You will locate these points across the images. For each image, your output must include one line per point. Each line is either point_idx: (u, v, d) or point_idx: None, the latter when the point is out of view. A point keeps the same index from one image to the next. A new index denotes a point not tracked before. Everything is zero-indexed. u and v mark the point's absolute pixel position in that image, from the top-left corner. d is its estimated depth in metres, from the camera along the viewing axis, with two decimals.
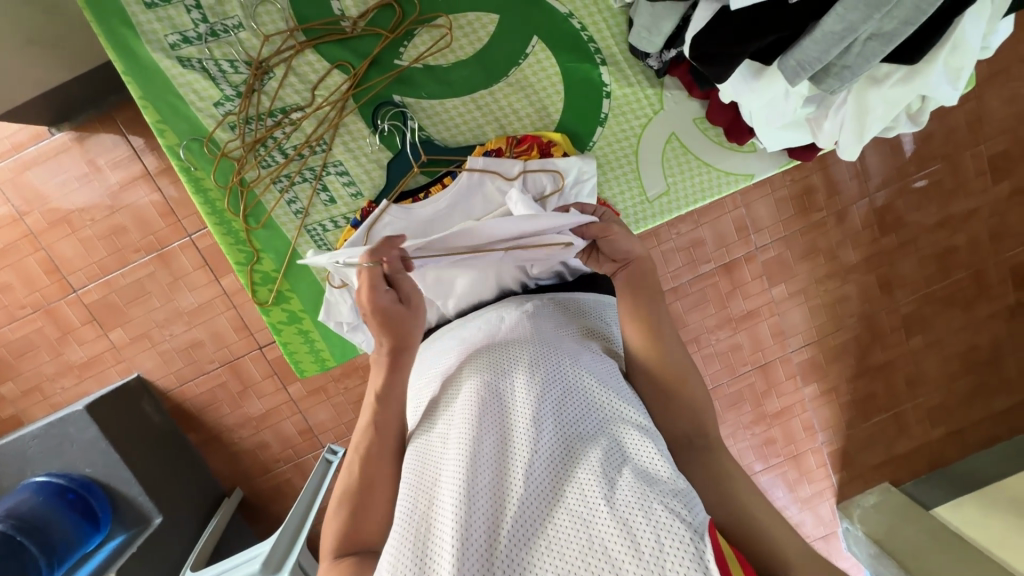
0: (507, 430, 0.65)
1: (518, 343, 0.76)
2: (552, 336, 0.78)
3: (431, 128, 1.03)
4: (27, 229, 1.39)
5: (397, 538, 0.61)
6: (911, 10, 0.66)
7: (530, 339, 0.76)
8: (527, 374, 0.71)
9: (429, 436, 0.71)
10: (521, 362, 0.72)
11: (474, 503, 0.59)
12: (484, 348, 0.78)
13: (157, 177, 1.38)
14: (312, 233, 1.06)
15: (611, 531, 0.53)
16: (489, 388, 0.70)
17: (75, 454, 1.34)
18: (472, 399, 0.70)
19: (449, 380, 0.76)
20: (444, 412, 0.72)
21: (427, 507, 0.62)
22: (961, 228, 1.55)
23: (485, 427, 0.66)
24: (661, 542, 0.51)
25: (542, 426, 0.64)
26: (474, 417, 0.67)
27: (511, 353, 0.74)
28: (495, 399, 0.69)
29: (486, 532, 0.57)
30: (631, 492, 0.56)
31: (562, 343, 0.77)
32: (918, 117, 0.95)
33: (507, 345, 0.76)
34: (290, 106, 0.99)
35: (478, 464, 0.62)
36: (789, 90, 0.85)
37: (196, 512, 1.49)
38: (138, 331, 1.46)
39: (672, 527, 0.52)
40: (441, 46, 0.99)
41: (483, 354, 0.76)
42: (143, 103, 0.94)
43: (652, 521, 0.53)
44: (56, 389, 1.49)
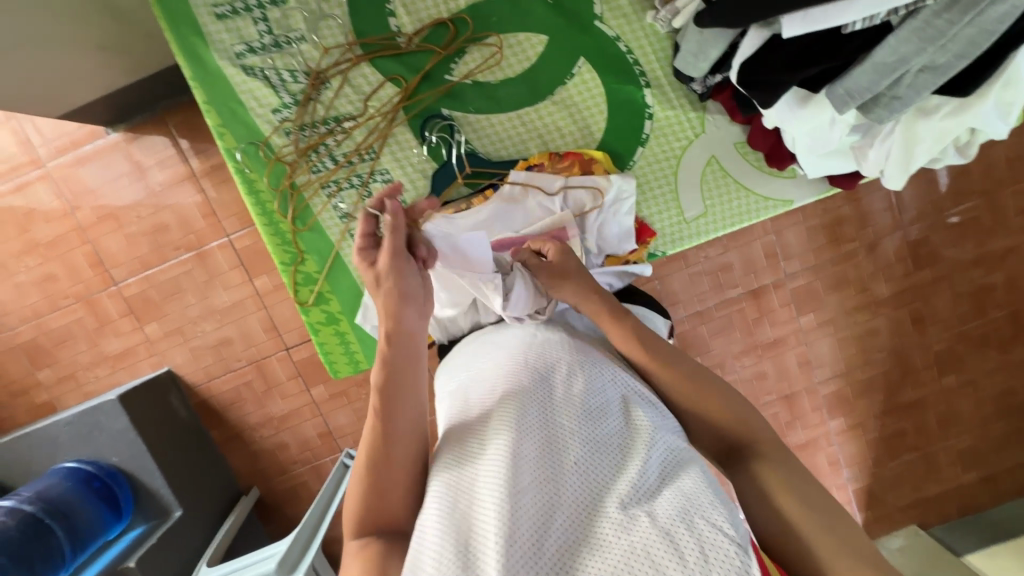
0: (546, 436, 0.64)
1: (553, 353, 0.76)
2: (589, 349, 0.79)
3: (476, 141, 1.06)
4: (77, 222, 1.46)
5: (430, 537, 0.58)
6: (965, 44, 0.67)
7: (567, 350, 0.76)
8: (566, 381, 0.71)
9: (461, 433, 0.70)
10: (561, 369, 0.73)
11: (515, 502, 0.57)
12: (520, 353, 0.78)
13: (201, 178, 1.44)
14: (356, 237, 1.09)
15: (655, 540, 0.52)
16: (527, 392, 0.70)
17: (105, 443, 1.37)
18: (510, 403, 0.69)
19: (484, 383, 0.75)
20: (476, 412, 0.71)
21: (463, 506, 0.60)
22: (999, 267, 1.51)
23: (524, 427, 0.65)
24: (707, 555, 0.51)
25: (581, 434, 0.64)
26: (513, 417, 0.66)
27: (548, 360, 0.74)
28: (531, 402, 0.68)
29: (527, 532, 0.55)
30: (674, 505, 0.56)
31: (598, 356, 0.77)
32: (965, 150, 0.94)
33: (544, 352, 0.77)
34: (343, 115, 1.03)
35: (518, 463, 0.61)
36: (835, 117, 0.85)
37: (214, 508, 1.50)
38: (171, 326, 1.51)
39: (716, 541, 0.52)
40: (491, 64, 1.02)
41: (519, 358, 0.76)
42: (207, 107, 0.99)
43: (696, 533, 0.53)
44: (89, 378, 1.53)
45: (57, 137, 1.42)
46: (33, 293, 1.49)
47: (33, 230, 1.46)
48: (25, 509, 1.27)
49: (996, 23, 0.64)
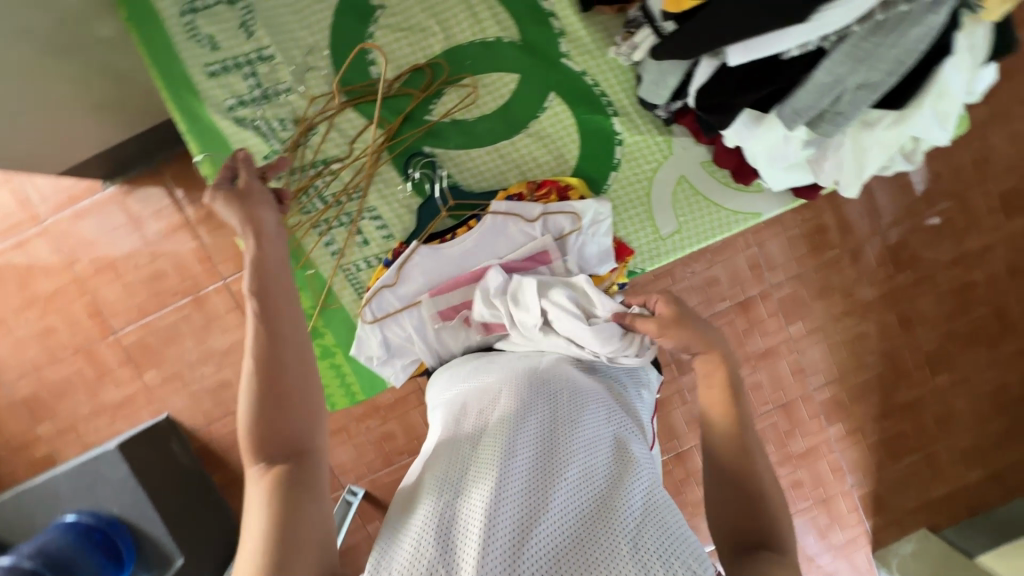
0: (541, 453, 0.67)
1: (554, 380, 0.79)
2: (588, 383, 0.82)
3: (458, 175, 1.11)
4: (76, 275, 1.49)
5: (417, 529, 0.61)
6: (893, 61, 0.74)
7: (567, 380, 0.80)
8: (567, 408, 0.74)
9: (458, 438, 0.73)
10: (563, 397, 0.76)
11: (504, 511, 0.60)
12: (524, 374, 0.81)
13: (198, 226, 1.48)
14: (347, 273, 1.12)
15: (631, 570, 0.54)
16: (527, 410, 0.73)
17: (106, 494, 1.36)
18: (509, 418, 0.72)
19: (487, 394, 0.79)
20: (476, 423, 0.74)
21: (451, 502, 0.63)
22: (977, 265, 1.56)
23: (521, 441, 0.68)
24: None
25: (574, 459, 0.66)
26: (512, 429, 0.69)
27: (549, 386, 0.78)
28: (529, 420, 0.71)
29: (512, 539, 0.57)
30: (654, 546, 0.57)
31: (597, 392, 0.80)
32: (912, 157, 0.99)
33: (548, 378, 0.80)
34: (331, 158, 1.07)
35: (510, 472, 0.64)
36: (788, 134, 0.91)
37: (217, 555, 1.49)
38: (171, 372, 1.52)
39: None
40: (467, 102, 1.08)
41: (523, 378, 0.80)
42: (201, 158, 1.04)
43: None
44: (89, 428, 1.53)
45: (56, 194, 1.46)
46: (33, 347, 1.51)
47: (33, 285, 1.49)
48: (24, 564, 1.29)
49: (917, 42, 0.71)
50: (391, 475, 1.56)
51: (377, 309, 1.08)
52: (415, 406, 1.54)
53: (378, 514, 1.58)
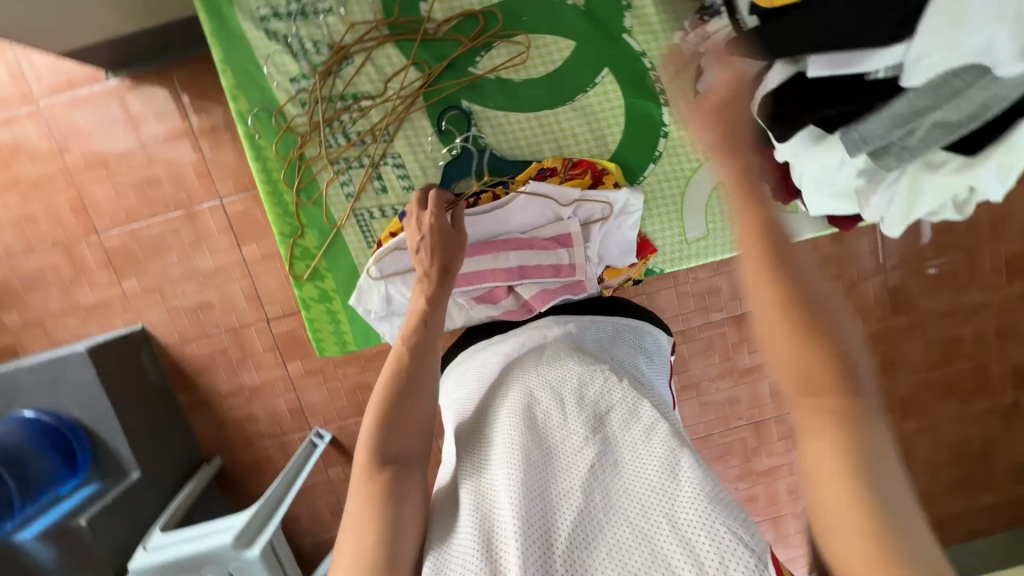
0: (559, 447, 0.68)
1: (558, 368, 0.79)
2: (598, 358, 0.82)
3: (491, 137, 1.06)
4: (64, 165, 1.41)
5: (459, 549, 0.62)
6: (979, 104, 0.71)
7: (571, 364, 0.79)
8: (578, 391, 0.75)
9: (476, 449, 0.73)
10: (572, 379, 0.76)
11: (538, 516, 0.61)
12: (533, 363, 0.82)
13: (200, 137, 1.40)
14: (359, 218, 1.08)
15: (673, 545, 0.56)
16: (535, 411, 0.73)
17: (67, 395, 1.33)
18: (519, 422, 0.72)
19: (498, 390, 0.79)
20: (489, 430, 0.74)
21: (483, 510, 0.64)
22: (969, 321, 1.57)
23: (538, 441, 0.69)
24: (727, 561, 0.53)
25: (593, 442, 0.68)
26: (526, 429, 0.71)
27: (554, 374, 0.78)
28: (540, 421, 0.72)
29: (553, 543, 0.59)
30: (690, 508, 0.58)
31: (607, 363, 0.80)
32: (963, 209, 0.95)
33: (555, 361, 0.80)
34: (362, 93, 1.02)
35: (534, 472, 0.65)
36: (845, 159, 0.86)
37: (174, 473, 1.47)
38: (151, 284, 1.47)
39: (735, 547, 0.54)
40: (516, 61, 1.02)
41: (531, 368, 0.80)
42: (224, 68, 0.98)
43: (714, 538, 0.55)
44: (59, 326, 1.48)
45: (53, 75, 1.37)
46: (9, 233, 1.44)
47: (17, 167, 1.41)
48: None
49: (1010, 89, 0.69)
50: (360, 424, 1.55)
51: (386, 266, 1.03)
52: None
53: (340, 460, 1.58)
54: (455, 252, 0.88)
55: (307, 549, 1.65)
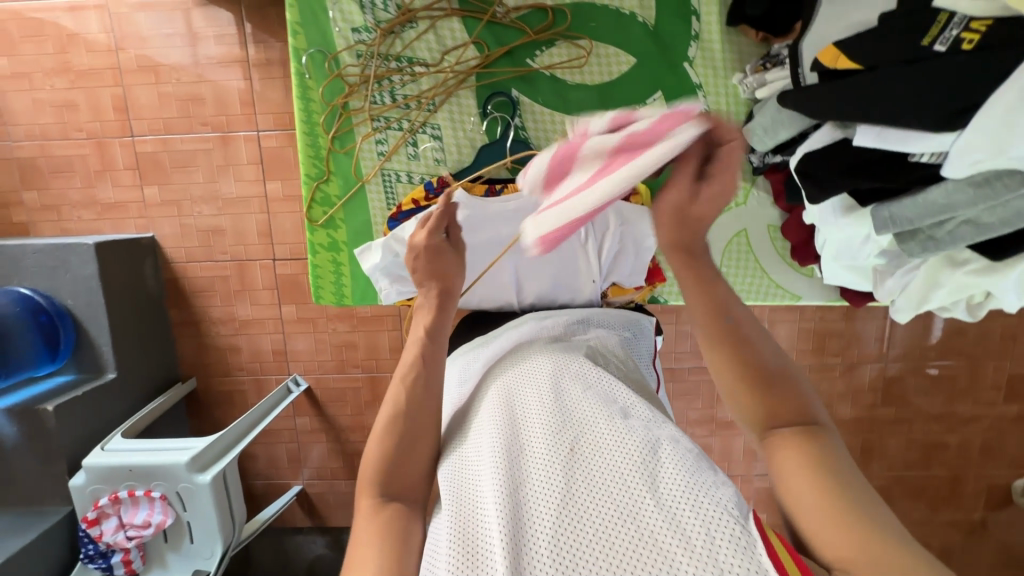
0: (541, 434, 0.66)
1: (537, 363, 0.77)
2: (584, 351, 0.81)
3: (532, 131, 1.06)
4: (117, 63, 1.43)
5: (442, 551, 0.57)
6: (1015, 212, 0.69)
7: (550, 357, 0.78)
8: (561, 380, 0.73)
9: (457, 449, 0.70)
10: (555, 370, 0.75)
11: (521, 504, 0.57)
12: (517, 361, 0.80)
13: (252, 67, 1.42)
14: (385, 178, 1.08)
15: (660, 523, 0.53)
16: (514, 402, 0.71)
17: (66, 283, 1.34)
18: (496, 414, 0.70)
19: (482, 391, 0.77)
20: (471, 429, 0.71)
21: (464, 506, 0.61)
22: (957, 429, 1.56)
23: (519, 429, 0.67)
24: (714, 539, 0.51)
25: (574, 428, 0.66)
26: (507, 418, 0.69)
27: (533, 366, 0.76)
28: (519, 411, 0.69)
29: (538, 528, 0.55)
30: (677, 487, 0.56)
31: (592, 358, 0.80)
32: (975, 311, 0.96)
33: (539, 355, 0.79)
34: (417, 59, 1.03)
35: (514, 461, 0.63)
36: (870, 235, 0.88)
37: (148, 384, 1.48)
38: (171, 196, 1.49)
39: (722, 522, 0.52)
40: (574, 64, 1.03)
41: (514, 366, 0.79)
42: (291, 3, 0.99)
43: (702, 515, 0.53)
44: (73, 216, 1.51)
45: None
46: (48, 115, 1.46)
47: (71, 54, 1.43)
48: None
49: None
50: (336, 381, 1.56)
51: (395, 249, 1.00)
52: (387, 329, 1.52)
53: (310, 411, 1.59)
54: (455, 271, 0.82)
55: (257, 490, 1.66)
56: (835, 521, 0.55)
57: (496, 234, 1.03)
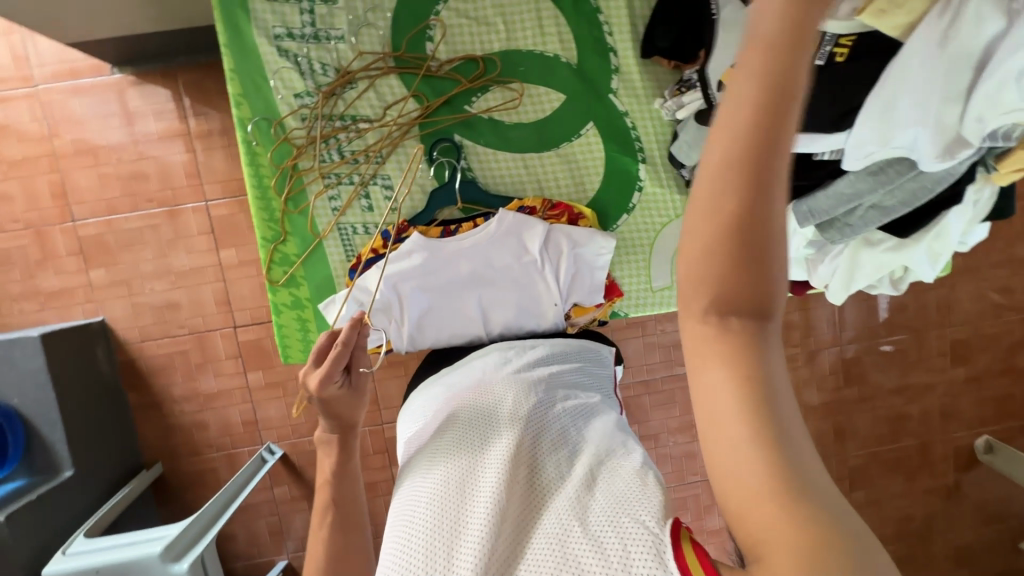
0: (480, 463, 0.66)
1: (493, 393, 0.78)
2: (537, 379, 0.82)
3: (478, 171, 1.11)
4: (52, 150, 1.41)
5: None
6: (908, 194, 0.81)
7: (507, 388, 0.79)
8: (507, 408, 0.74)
9: (409, 479, 0.70)
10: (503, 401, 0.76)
11: (455, 537, 0.58)
12: (469, 391, 0.81)
13: (195, 139, 1.42)
14: (342, 232, 1.10)
15: (585, 547, 0.53)
16: (466, 431, 0.72)
17: (12, 381, 1.28)
18: (446, 446, 0.70)
19: (435, 420, 0.78)
20: (423, 460, 0.72)
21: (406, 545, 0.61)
22: (915, 399, 1.65)
23: (469, 461, 0.67)
24: (630, 553, 0.50)
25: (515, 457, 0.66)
26: (454, 450, 0.69)
27: (489, 397, 0.77)
28: (469, 441, 0.70)
29: (467, 558, 0.55)
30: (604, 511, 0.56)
31: (545, 385, 0.81)
32: (898, 285, 1.04)
33: (491, 384, 0.81)
34: (360, 116, 1.06)
35: (458, 494, 0.62)
36: (796, 230, 0.95)
37: (109, 476, 1.40)
38: (120, 277, 1.45)
39: (638, 535, 0.51)
40: (509, 106, 1.09)
41: (466, 396, 0.80)
42: (232, 76, 1.02)
43: (621, 532, 0.52)
44: (14, 309, 1.44)
45: (57, 62, 1.39)
46: None
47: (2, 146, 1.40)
48: None
49: (934, 182, 0.79)
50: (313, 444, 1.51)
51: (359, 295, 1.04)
52: None
53: (288, 479, 1.53)
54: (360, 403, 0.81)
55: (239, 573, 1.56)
56: (766, 481, 0.39)
57: (456, 267, 1.07)
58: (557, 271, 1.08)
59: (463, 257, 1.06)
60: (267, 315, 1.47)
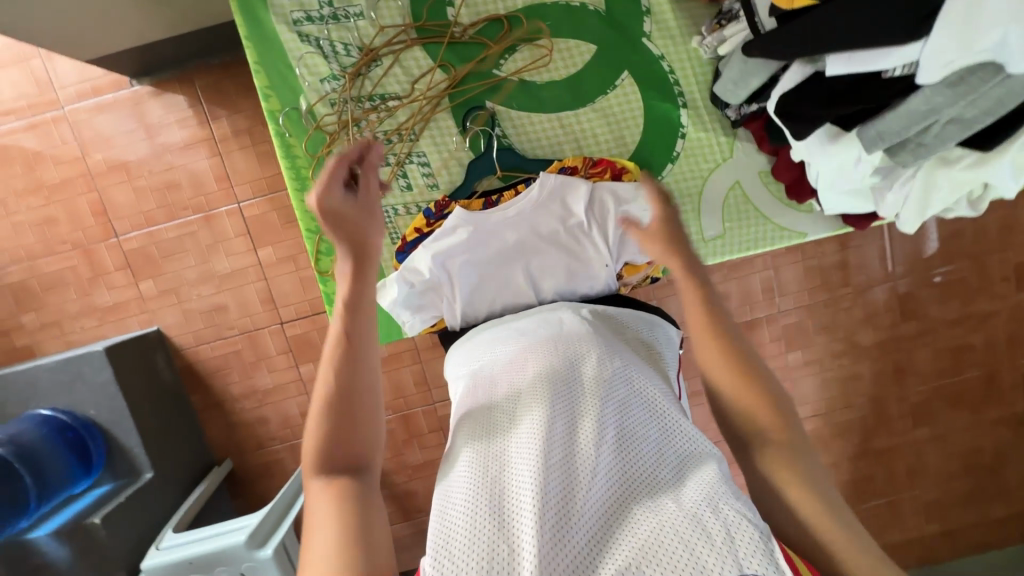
0: (569, 417, 0.65)
1: (580, 353, 0.77)
2: (618, 348, 0.80)
3: (513, 137, 1.09)
4: (86, 169, 1.44)
5: (461, 512, 0.58)
6: (994, 102, 0.68)
7: (595, 352, 0.77)
8: (595, 368, 0.73)
9: (488, 420, 0.70)
10: (590, 360, 0.75)
11: (544, 479, 0.57)
12: (548, 343, 0.80)
13: (220, 143, 1.43)
14: (384, 215, 1.10)
15: (684, 519, 0.52)
16: (554, 384, 0.71)
17: (84, 394, 1.34)
18: (533, 394, 0.69)
19: (517, 364, 0.77)
20: (502, 402, 0.72)
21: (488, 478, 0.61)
22: (978, 328, 1.58)
23: (554, 412, 0.66)
24: (733, 537, 0.50)
25: (606, 419, 0.65)
26: (544, 396, 0.68)
27: (576, 356, 0.76)
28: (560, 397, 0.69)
29: (555, 502, 0.55)
30: (701, 495, 0.55)
31: (628, 356, 0.79)
32: (978, 204, 0.99)
33: (574, 340, 0.80)
34: (389, 94, 1.05)
35: (547, 441, 0.62)
36: (861, 157, 0.89)
37: (186, 475, 1.47)
38: (167, 286, 1.49)
39: (743, 528, 0.51)
40: (539, 64, 1.05)
41: (548, 347, 0.79)
42: (257, 68, 1.01)
43: (723, 518, 0.52)
44: (75, 327, 1.50)
45: (78, 82, 1.41)
46: (29, 235, 1.46)
47: (39, 171, 1.44)
48: None
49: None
50: None
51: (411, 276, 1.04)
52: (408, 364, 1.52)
53: None
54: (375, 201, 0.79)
55: None
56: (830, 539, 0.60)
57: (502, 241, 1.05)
58: (605, 233, 1.05)
59: (511, 227, 1.05)
60: (311, 308, 1.50)
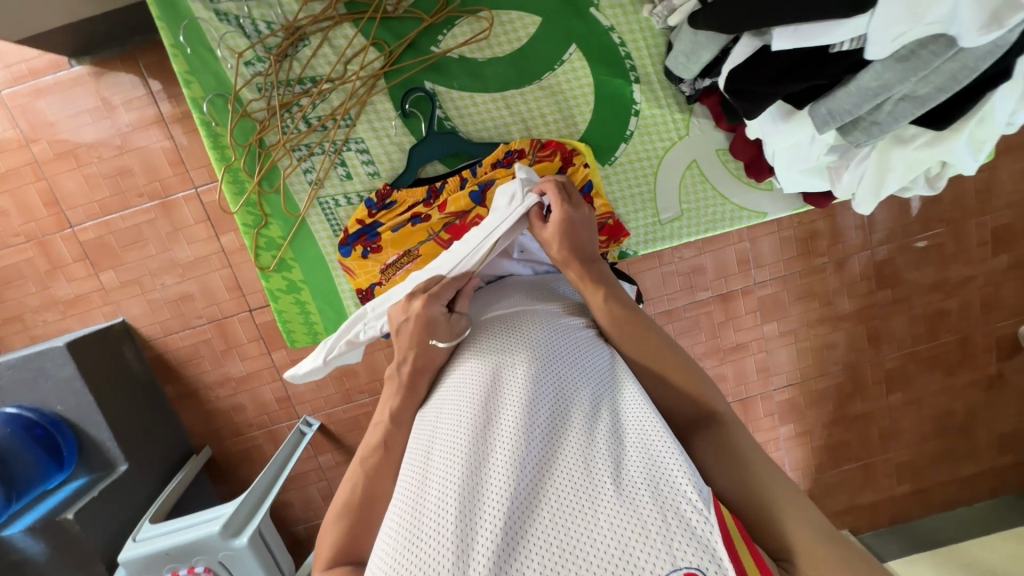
0: (503, 411, 0.62)
1: (515, 328, 0.73)
2: (563, 320, 0.76)
3: (457, 119, 1.05)
4: (32, 157, 1.37)
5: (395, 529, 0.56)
6: (946, 77, 0.70)
7: (533, 324, 0.73)
8: (532, 348, 0.69)
9: (424, 421, 0.68)
10: (526, 339, 0.71)
11: (480, 490, 0.55)
12: (490, 326, 0.76)
13: (171, 125, 1.37)
14: (323, 206, 1.07)
15: (615, 511, 0.50)
16: (486, 372, 0.68)
17: (48, 390, 1.32)
18: (464, 389, 0.67)
19: (455, 359, 0.74)
20: (441, 399, 0.69)
21: (425, 487, 0.58)
22: (955, 293, 1.57)
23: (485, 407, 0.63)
24: (670, 521, 0.49)
25: (541, 406, 0.62)
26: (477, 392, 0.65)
27: (512, 335, 0.72)
28: (489, 382, 0.66)
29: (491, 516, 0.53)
30: (637, 475, 0.54)
31: (570, 326, 0.75)
32: (935, 182, 0.99)
33: (513, 319, 0.76)
34: (320, 76, 1.00)
35: (478, 442, 0.59)
36: (815, 136, 0.88)
37: (162, 466, 1.47)
38: (129, 277, 1.45)
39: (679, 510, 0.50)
40: (480, 39, 1.00)
41: (487, 333, 0.75)
42: (173, 52, 0.95)
43: (659, 503, 0.51)
44: (38, 321, 1.47)
45: (14, 63, 1.32)
46: None
47: None
48: None
49: (977, 60, 0.67)
50: (346, 412, 1.54)
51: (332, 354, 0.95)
52: (382, 348, 1.50)
53: (330, 447, 1.58)
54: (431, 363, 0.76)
55: (301, 535, 1.67)
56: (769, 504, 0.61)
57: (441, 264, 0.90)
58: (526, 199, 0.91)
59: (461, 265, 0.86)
60: None
